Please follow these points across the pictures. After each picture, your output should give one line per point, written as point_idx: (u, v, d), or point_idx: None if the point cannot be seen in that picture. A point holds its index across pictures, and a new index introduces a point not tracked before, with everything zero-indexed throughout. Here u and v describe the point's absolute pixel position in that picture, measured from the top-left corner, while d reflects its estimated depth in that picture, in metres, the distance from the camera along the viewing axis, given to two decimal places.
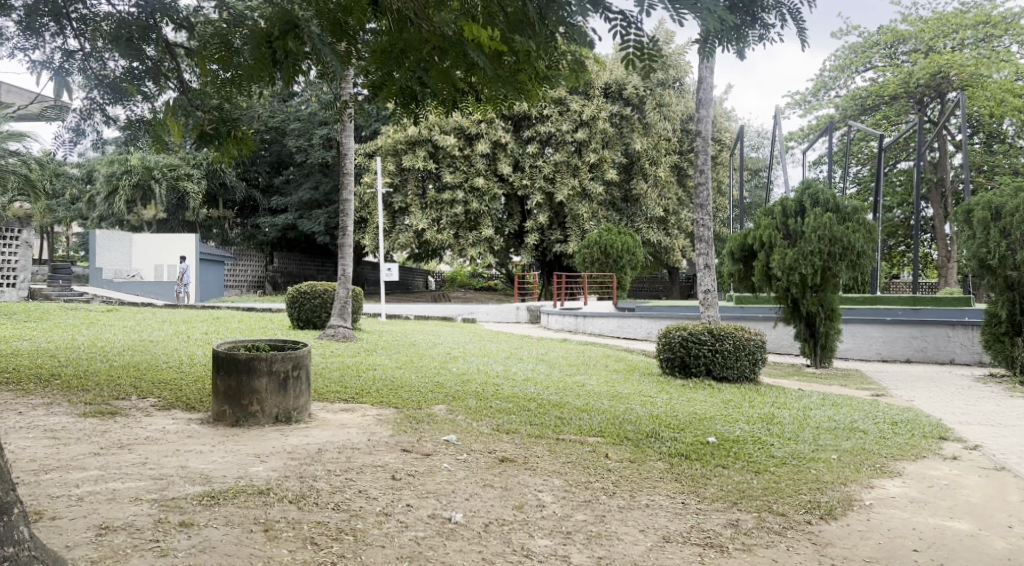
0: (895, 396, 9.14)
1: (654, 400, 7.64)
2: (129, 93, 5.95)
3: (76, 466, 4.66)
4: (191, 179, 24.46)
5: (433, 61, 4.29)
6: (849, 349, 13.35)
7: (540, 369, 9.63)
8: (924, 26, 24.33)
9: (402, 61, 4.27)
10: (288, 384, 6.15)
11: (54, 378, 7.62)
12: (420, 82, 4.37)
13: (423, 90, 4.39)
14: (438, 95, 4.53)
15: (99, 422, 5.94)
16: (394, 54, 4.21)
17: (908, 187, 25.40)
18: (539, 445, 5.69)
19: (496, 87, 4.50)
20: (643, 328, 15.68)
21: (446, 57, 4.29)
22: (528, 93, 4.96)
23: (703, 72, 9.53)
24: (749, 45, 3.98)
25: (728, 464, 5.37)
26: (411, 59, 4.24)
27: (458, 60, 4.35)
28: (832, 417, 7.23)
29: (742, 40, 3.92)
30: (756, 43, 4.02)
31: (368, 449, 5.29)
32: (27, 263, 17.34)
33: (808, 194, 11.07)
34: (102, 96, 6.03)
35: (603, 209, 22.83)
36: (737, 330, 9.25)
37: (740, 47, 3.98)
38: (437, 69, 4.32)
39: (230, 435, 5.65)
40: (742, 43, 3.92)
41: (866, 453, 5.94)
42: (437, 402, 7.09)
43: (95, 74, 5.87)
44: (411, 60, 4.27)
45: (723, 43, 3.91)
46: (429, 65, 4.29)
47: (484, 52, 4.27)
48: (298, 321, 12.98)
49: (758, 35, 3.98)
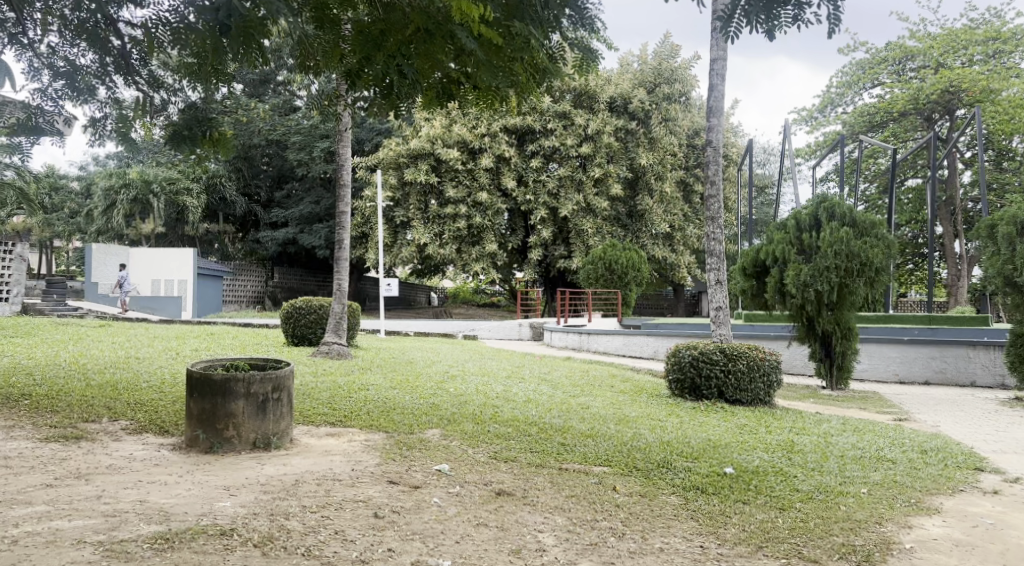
0: (920, 421, 8.61)
1: (662, 425, 7.11)
2: (89, 86, 5.56)
3: (22, 501, 4.16)
4: (189, 195, 23.84)
5: (415, 43, 4.10)
6: (865, 369, 12.81)
7: (542, 390, 9.10)
8: (933, 42, 23.99)
9: (381, 44, 4.07)
10: (267, 407, 5.66)
11: (23, 398, 7.14)
12: (400, 71, 4.16)
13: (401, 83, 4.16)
14: (421, 86, 4.35)
15: (61, 448, 5.44)
16: (375, 35, 4.03)
17: (916, 206, 24.97)
18: (539, 477, 5.18)
19: (484, 76, 4.22)
20: (649, 346, 15.19)
21: (431, 41, 4.04)
22: (520, 86, 4.55)
23: (713, 79, 9.07)
24: (781, 24, 3.52)
25: (749, 499, 4.86)
26: (393, 42, 4.05)
27: (447, 47, 4.16)
28: (856, 445, 6.70)
29: (773, 18, 3.49)
30: (789, 25, 3.55)
31: (351, 480, 4.78)
32: (21, 277, 16.84)
33: (824, 207, 10.61)
34: (61, 91, 5.65)
35: (608, 225, 22.34)
36: (751, 350, 8.75)
37: (770, 27, 3.55)
38: (421, 53, 4.14)
39: (202, 464, 5.16)
40: (772, 23, 3.51)
41: (899, 486, 5.41)
42: (431, 426, 6.60)
43: (50, 63, 5.43)
44: (393, 42, 4.07)
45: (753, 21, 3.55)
46: (411, 52, 4.12)
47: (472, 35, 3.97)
48: (293, 337, 12.50)
49: (792, 15, 3.51)
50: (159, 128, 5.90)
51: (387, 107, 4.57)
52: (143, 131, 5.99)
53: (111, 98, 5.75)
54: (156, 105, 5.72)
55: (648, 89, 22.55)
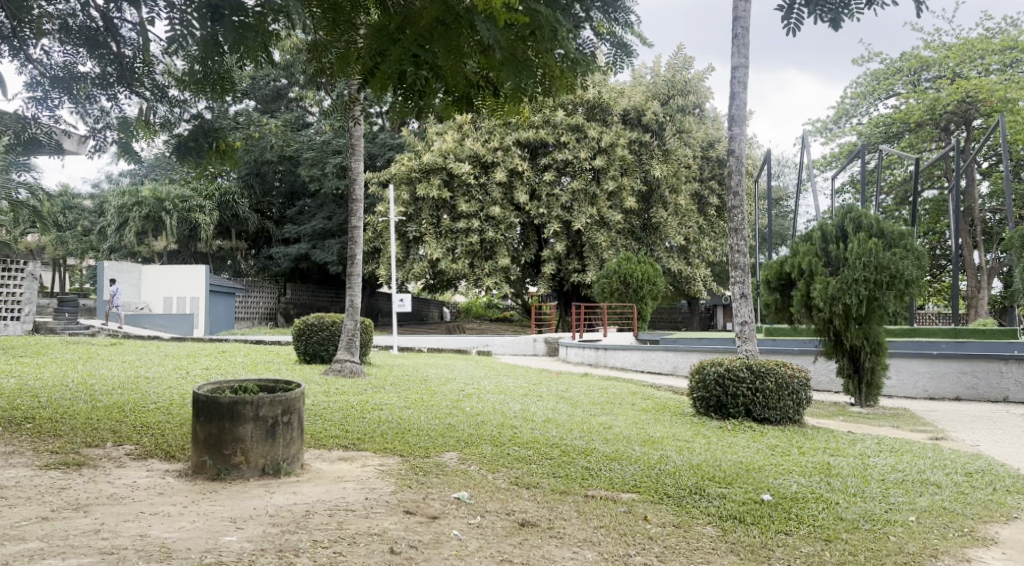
0: (957, 440, 8.22)
1: (690, 446, 6.76)
2: (86, 96, 5.39)
3: (14, 536, 3.89)
4: (203, 212, 23.92)
5: (434, 38, 3.93)
6: (894, 386, 12.39)
7: (562, 408, 8.76)
8: (949, 52, 23.66)
9: (396, 39, 3.98)
10: (277, 431, 5.38)
11: (27, 422, 6.90)
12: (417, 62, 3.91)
13: (416, 70, 4.08)
14: (442, 78, 4.14)
15: (61, 476, 5.18)
16: (392, 30, 3.97)
17: (934, 215, 24.48)
18: (565, 505, 4.85)
19: (509, 71, 4.06)
20: (668, 362, 14.80)
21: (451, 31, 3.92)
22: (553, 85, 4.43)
23: (735, 88, 8.82)
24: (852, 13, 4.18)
25: (791, 530, 4.57)
26: (409, 35, 3.95)
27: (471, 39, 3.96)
28: (896, 467, 6.33)
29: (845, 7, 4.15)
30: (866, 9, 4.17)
31: (365, 511, 4.48)
32: (33, 295, 16.62)
33: (850, 219, 10.27)
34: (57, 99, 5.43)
35: (622, 238, 21.96)
36: (779, 366, 8.40)
37: (838, 19, 4.25)
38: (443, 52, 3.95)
39: (207, 493, 4.88)
40: (845, 16, 4.21)
41: (948, 513, 5.07)
42: (448, 449, 6.31)
43: (47, 72, 5.28)
44: (409, 35, 3.95)
45: (817, 13, 4.24)
46: (430, 40, 3.94)
47: (496, 27, 3.82)
48: (304, 354, 12.26)
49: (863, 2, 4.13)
50: (159, 134, 5.64)
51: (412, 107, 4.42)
52: (145, 145, 5.71)
53: (113, 112, 5.51)
54: (158, 118, 5.54)
55: (661, 101, 22.31)
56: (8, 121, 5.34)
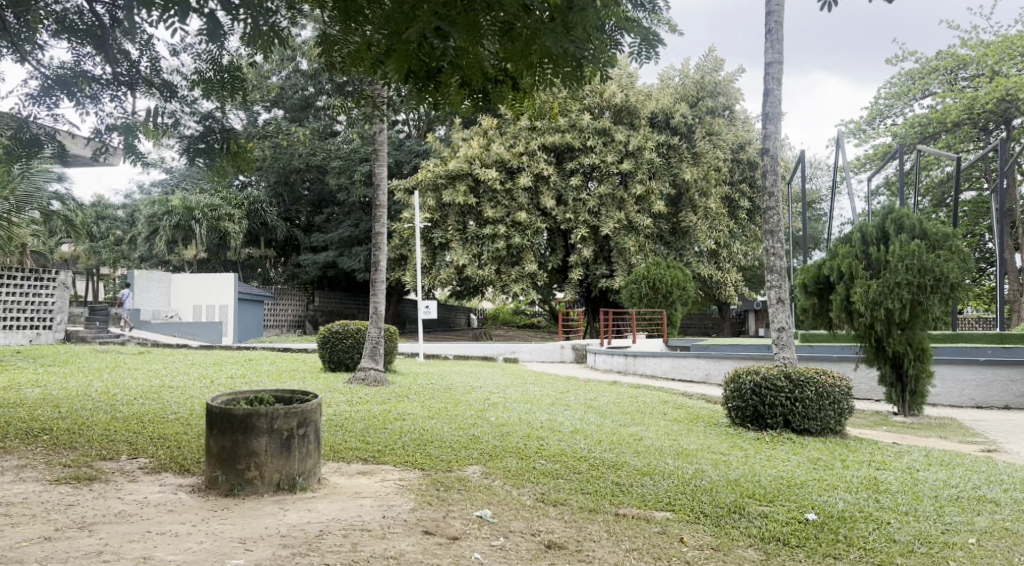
0: (1012, 452, 7.75)
1: (727, 459, 6.44)
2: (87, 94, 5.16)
3: (12, 559, 3.70)
4: (231, 220, 23.97)
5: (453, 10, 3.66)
6: (939, 394, 11.88)
7: (590, 418, 8.45)
8: (987, 50, 22.92)
9: (415, 17, 3.70)
10: (292, 445, 5.15)
11: (45, 433, 6.78)
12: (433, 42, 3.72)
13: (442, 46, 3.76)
14: (463, 66, 3.96)
15: (70, 492, 4.99)
16: (409, 10, 3.69)
17: (975, 218, 23.61)
18: (594, 525, 4.55)
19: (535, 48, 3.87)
20: (700, 369, 14.38)
21: (471, 7, 3.64)
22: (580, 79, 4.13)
23: (770, 84, 8.46)
24: None
25: (840, 554, 4.24)
26: (427, 12, 3.64)
27: (494, 17, 3.70)
28: (947, 481, 5.94)
29: None
30: None
31: (381, 532, 4.23)
32: (64, 304, 16.67)
33: (891, 219, 9.81)
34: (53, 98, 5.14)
35: (651, 242, 21.53)
36: (819, 374, 8.01)
37: None
38: (463, 23, 3.65)
39: (219, 510, 4.67)
40: None
41: (1012, 535, 4.68)
42: (472, 462, 6.03)
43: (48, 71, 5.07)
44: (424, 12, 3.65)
45: None
46: (450, 22, 3.65)
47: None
48: (329, 362, 12.08)
49: None
50: (166, 139, 5.32)
51: (428, 89, 4.28)
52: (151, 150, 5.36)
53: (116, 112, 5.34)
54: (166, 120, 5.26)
55: (689, 103, 22.01)
56: (6, 120, 5.14)
